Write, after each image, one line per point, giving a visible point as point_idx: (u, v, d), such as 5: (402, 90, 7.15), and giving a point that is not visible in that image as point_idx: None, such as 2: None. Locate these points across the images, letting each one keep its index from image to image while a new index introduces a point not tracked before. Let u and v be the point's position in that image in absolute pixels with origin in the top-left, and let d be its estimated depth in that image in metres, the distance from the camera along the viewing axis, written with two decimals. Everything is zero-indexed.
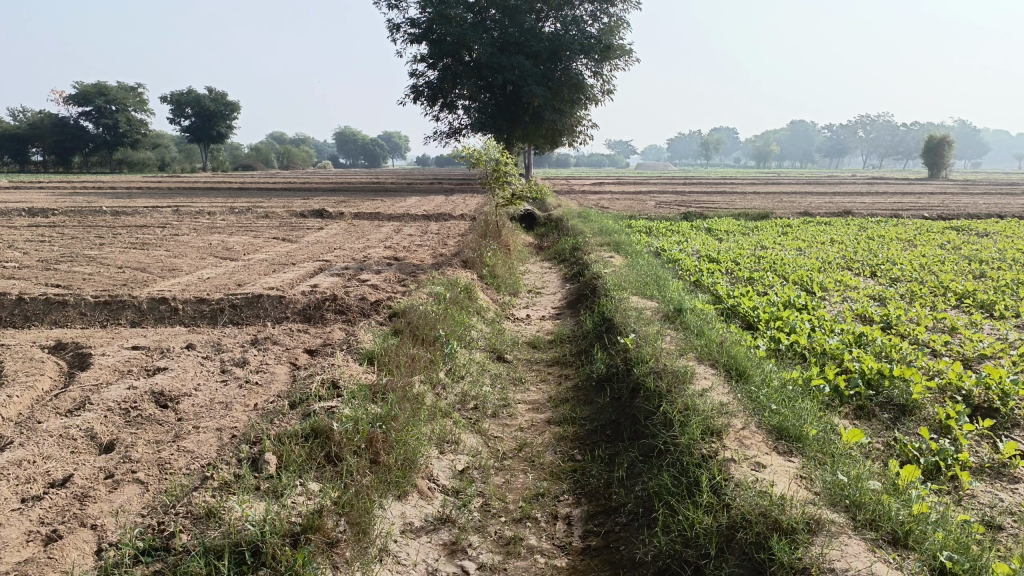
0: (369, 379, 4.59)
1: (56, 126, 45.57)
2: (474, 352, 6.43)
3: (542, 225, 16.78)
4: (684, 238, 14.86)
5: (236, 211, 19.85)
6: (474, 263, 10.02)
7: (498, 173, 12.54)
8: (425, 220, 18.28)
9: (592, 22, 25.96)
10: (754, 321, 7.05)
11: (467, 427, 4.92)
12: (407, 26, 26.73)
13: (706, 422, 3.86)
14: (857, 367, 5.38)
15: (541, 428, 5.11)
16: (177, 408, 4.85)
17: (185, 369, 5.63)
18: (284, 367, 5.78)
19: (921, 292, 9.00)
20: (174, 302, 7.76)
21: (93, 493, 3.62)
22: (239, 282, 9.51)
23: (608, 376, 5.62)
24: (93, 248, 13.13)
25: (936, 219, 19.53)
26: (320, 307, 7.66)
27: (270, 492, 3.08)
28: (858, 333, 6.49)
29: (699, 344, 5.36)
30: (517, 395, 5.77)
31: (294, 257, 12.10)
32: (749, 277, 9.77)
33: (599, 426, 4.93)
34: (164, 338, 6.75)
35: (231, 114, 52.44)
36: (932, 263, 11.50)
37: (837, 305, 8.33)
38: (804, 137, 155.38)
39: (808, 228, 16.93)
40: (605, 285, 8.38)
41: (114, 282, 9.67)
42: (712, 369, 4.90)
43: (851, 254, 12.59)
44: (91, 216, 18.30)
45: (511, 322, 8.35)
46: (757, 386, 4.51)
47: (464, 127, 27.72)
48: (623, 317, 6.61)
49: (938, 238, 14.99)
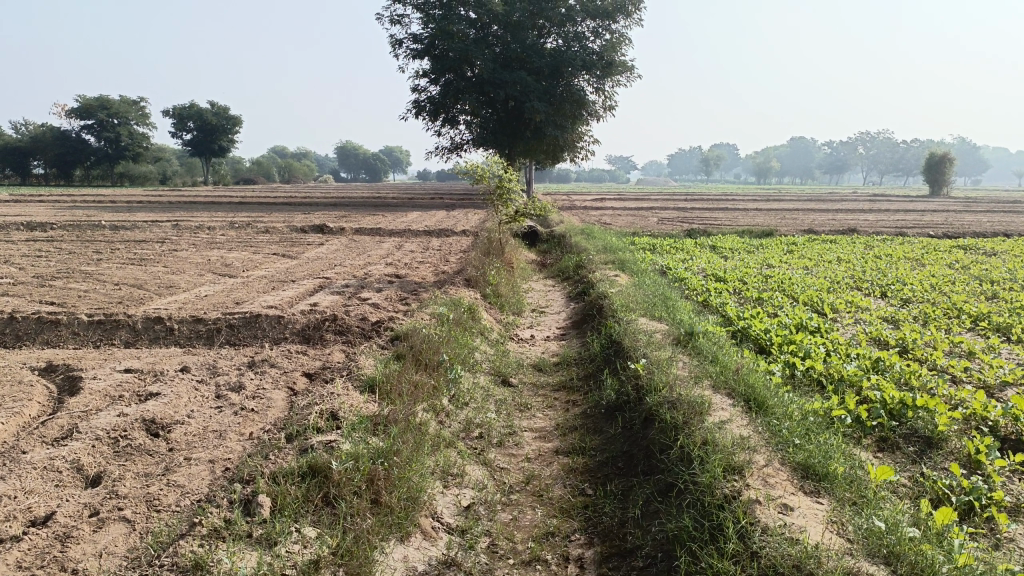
0: (370, 409, 4.37)
1: (58, 139, 45.57)
2: (477, 375, 6.22)
3: (545, 241, 16.60)
4: (689, 256, 14.66)
5: (236, 226, 19.68)
6: (477, 281, 9.83)
7: (501, 190, 12.39)
8: (426, 236, 18.10)
9: (594, 39, 25.89)
10: (766, 345, 6.84)
11: (472, 459, 4.70)
12: (409, 42, 26.68)
13: (727, 457, 3.66)
14: (878, 395, 5.17)
15: (549, 458, 4.89)
16: (170, 437, 4.63)
17: (178, 394, 5.42)
18: (282, 392, 5.58)
19: (934, 314, 8.80)
20: (169, 322, 7.56)
21: (76, 534, 3.40)
22: (237, 300, 9.32)
23: (618, 404, 5.40)
24: (90, 263, 12.94)
25: (942, 238, 19.34)
26: (320, 328, 7.46)
27: (263, 540, 2.88)
28: (875, 358, 6.28)
29: (714, 372, 5.15)
30: (523, 422, 5.55)
31: (294, 274, 11.90)
32: (758, 297, 9.57)
33: (610, 458, 4.72)
34: (158, 359, 6.54)
35: (233, 128, 52.42)
36: (943, 284, 11.29)
37: (849, 327, 8.12)
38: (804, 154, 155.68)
39: (814, 246, 16.74)
40: (612, 305, 8.18)
41: (109, 299, 9.47)
42: (729, 399, 4.69)
43: (859, 273, 12.38)
44: (90, 230, 18.11)
45: (515, 342, 8.14)
46: (778, 418, 4.31)
47: (466, 143, 27.61)
48: (632, 340, 6.40)
49: (946, 257, 14.78)
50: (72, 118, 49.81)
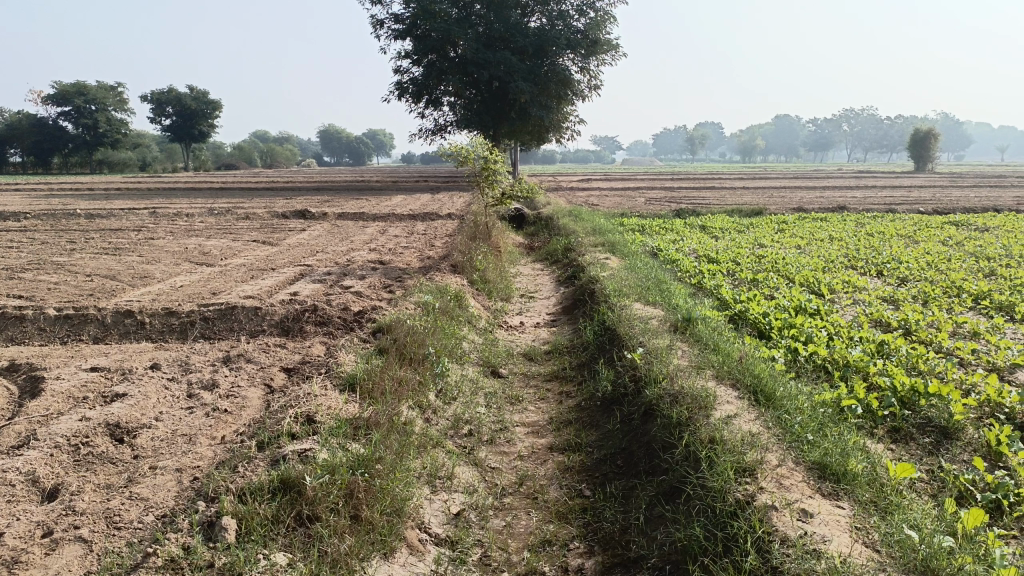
0: (350, 410, 4.05)
1: (34, 126, 44.61)
2: (465, 367, 5.92)
3: (532, 224, 16.27)
4: (679, 236, 14.36)
5: (216, 212, 19.18)
6: (463, 267, 9.49)
7: (487, 171, 12.02)
8: (411, 220, 17.72)
9: (578, 17, 25.39)
10: (765, 330, 6.56)
11: (462, 459, 4.40)
12: (390, 22, 26.11)
13: (738, 456, 3.38)
14: (888, 383, 4.91)
15: (543, 456, 4.59)
16: (136, 443, 4.31)
17: (146, 395, 5.08)
18: (258, 391, 5.26)
19: (935, 293, 8.55)
20: (140, 316, 7.19)
21: (25, 558, 3.07)
22: (214, 291, 8.94)
23: (615, 397, 5.11)
24: (63, 253, 12.50)
25: (932, 214, 19.15)
26: (299, 319, 7.13)
27: (228, 570, 2.57)
28: (880, 342, 6.03)
29: (717, 361, 4.86)
30: (514, 416, 5.26)
31: (275, 262, 11.53)
32: (752, 279, 9.30)
33: (609, 455, 4.43)
34: (128, 356, 6.19)
35: (213, 113, 51.48)
36: (938, 261, 11.05)
37: (849, 308, 7.86)
38: (789, 131, 155.69)
39: (805, 224, 16.51)
40: (604, 290, 7.90)
41: (80, 291, 9.07)
42: (734, 391, 4.40)
43: (853, 252, 12.12)
44: (64, 219, 17.60)
45: (504, 330, 7.84)
46: (788, 411, 4.03)
47: (449, 124, 27.13)
48: (627, 327, 6.10)
49: (938, 233, 14.60)
50: (48, 104, 48.76)
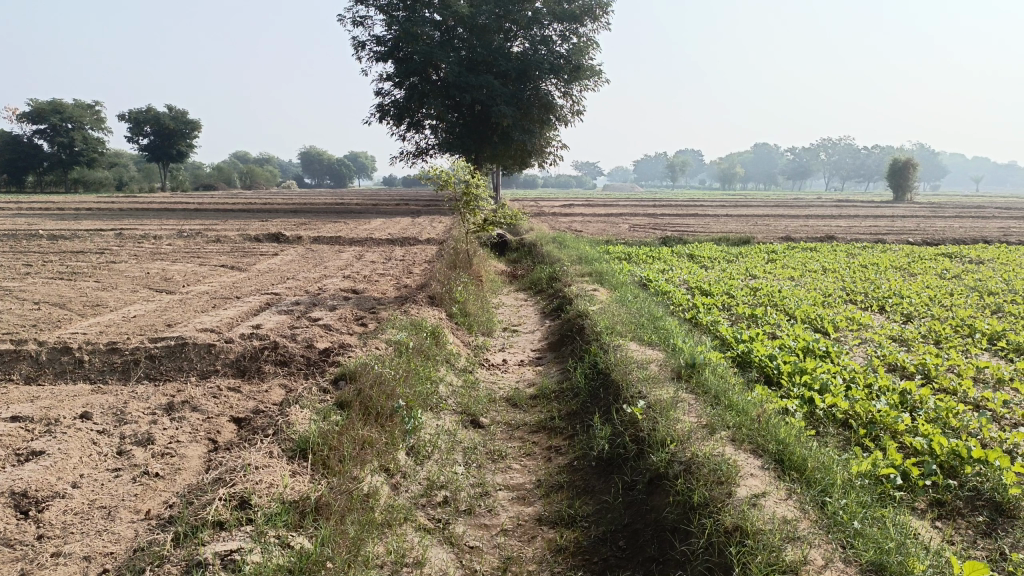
0: (297, 488, 3.35)
1: (8, 144, 43.59)
2: (442, 419, 5.24)
3: (514, 252, 15.68)
4: (667, 266, 13.83)
5: (186, 234, 18.41)
6: (442, 298, 8.83)
7: (468, 197, 11.38)
8: (390, 245, 17.05)
9: (561, 43, 24.98)
10: (773, 375, 5.90)
11: (435, 535, 3.71)
12: (373, 44, 25.67)
13: (773, 554, 2.76)
14: (924, 445, 4.29)
15: (531, 530, 3.90)
16: (42, 519, 3.57)
17: (66, 453, 4.33)
18: (199, 448, 4.53)
19: (945, 333, 8.01)
20: (79, 353, 6.44)
21: None
22: (169, 323, 8.20)
23: (615, 461, 4.44)
24: (15, 278, 11.68)
25: (923, 245, 18.77)
26: (257, 358, 6.43)
27: None
28: (903, 393, 5.44)
29: (731, 419, 4.22)
30: (497, 478, 4.56)
31: (241, 289, 10.80)
32: (751, 314, 8.71)
33: (608, 534, 3.76)
34: (57, 402, 5.43)
35: (192, 133, 50.53)
36: (942, 297, 10.55)
37: (857, 350, 7.27)
38: (768, 160, 157.02)
39: (795, 254, 16.03)
40: (594, 327, 7.27)
41: (22, 321, 8.29)
42: (756, 459, 3.75)
43: (851, 285, 11.57)
44: (25, 240, 16.76)
45: (485, 369, 7.16)
46: (827, 489, 3.38)
47: (431, 147, 26.62)
48: (623, 374, 5.44)
49: (933, 266, 14.17)
50: (22, 122, 47.78)
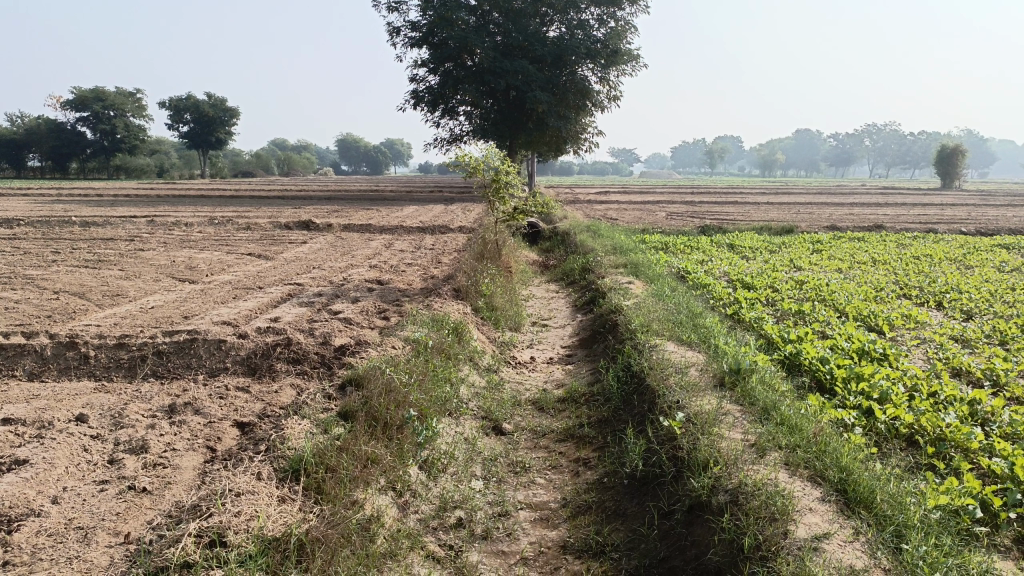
0: (284, 520, 2.96)
1: (53, 131, 44.05)
2: (460, 427, 4.81)
3: (547, 242, 15.13)
4: (707, 256, 13.23)
5: (217, 221, 18.20)
6: (469, 292, 8.40)
7: (498, 184, 10.87)
8: (420, 234, 16.63)
9: (598, 27, 24.31)
10: (826, 381, 5.37)
11: (444, 566, 3.29)
12: (407, 30, 25.28)
13: None
14: (1004, 469, 3.75)
15: (554, 560, 3.47)
16: (11, 541, 3.21)
17: (51, 463, 3.99)
18: (195, 458, 4.16)
19: (1012, 332, 7.35)
20: (85, 348, 6.13)
21: None
22: (186, 314, 7.88)
23: (650, 481, 3.98)
24: (42, 265, 11.52)
25: (978, 235, 17.76)
26: (268, 355, 6.06)
27: None
28: (974, 403, 4.86)
29: (784, 439, 3.72)
30: (518, 495, 4.12)
31: (264, 279, 10.49)
32: (797, 310, 8.12)
33: (642, 569, 3.32)
34: (55, 402, 5.11)
35: (231, 120, 50.85)
36: (1003, 292, 9.84)
37: (916, 352, 6.66)
38: (809, 147, 153.53)
39: (842, 245, 15.27)
40: (628, 324, 6.78)
41: (38, 312, 8.04)
42: (815, 488, 3.27)
43: (904, 279, 10.85)
44: (58, 227, 16.69)
45: (511, 368, 6.73)
46: (902, 532, 2.88)
47: (465, 134, 26.14)
48: (660, 379, 4.95)
49: (990, 258, 13.33)
50: (66, 110, 48.40)
